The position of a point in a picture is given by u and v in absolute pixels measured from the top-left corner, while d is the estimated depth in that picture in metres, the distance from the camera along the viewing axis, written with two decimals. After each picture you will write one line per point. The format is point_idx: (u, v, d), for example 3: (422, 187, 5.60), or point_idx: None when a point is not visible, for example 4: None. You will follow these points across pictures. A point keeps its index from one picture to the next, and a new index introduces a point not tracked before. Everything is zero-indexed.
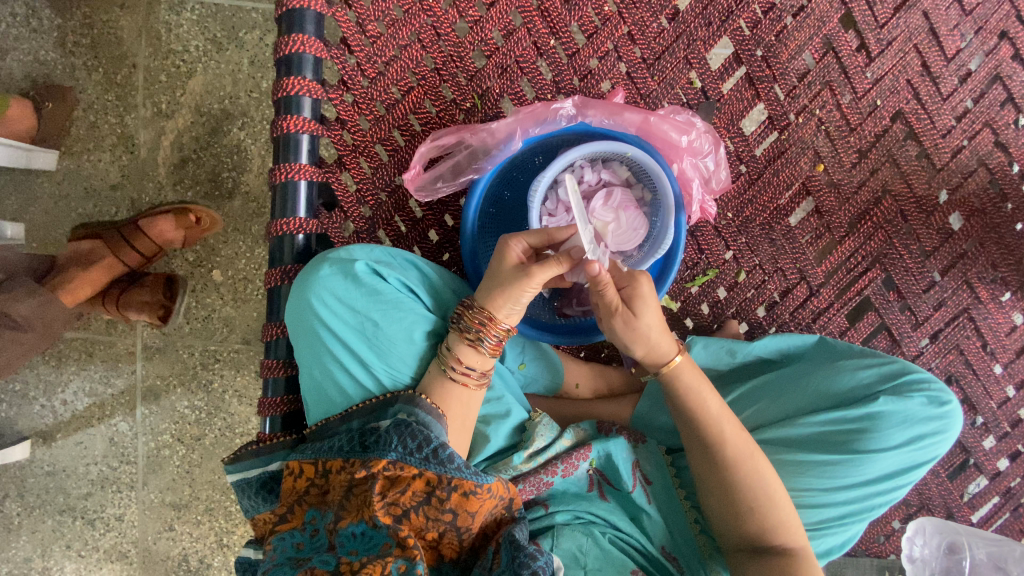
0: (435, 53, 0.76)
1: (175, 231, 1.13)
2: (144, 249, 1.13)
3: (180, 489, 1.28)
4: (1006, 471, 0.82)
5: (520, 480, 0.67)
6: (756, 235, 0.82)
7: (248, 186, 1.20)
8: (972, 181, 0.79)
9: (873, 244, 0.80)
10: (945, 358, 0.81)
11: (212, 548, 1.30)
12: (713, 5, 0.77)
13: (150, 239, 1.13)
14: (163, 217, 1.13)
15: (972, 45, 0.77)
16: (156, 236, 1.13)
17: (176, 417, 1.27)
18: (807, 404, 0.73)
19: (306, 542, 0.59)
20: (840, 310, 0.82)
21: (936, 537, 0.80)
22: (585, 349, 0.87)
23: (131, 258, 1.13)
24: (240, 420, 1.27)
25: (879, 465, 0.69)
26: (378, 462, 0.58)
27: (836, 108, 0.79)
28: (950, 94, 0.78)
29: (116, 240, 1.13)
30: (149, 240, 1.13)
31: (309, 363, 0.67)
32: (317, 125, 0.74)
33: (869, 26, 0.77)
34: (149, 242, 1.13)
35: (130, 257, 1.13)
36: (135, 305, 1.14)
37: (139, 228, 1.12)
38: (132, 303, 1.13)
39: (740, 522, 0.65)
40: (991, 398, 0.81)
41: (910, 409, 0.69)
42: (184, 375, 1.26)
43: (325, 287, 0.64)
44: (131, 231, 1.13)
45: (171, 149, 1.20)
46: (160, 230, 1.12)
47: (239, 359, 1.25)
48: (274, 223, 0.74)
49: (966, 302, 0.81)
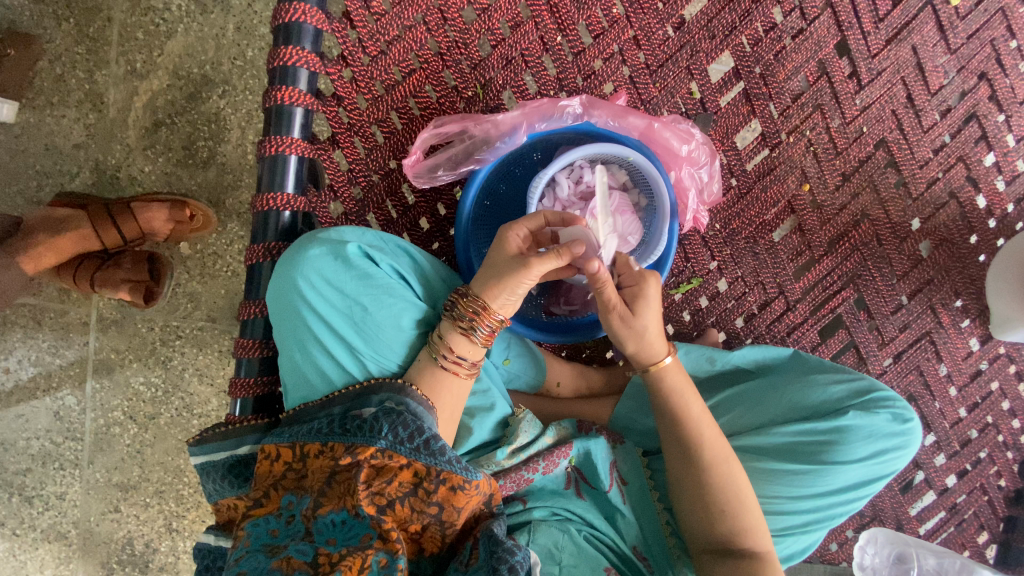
0: (440, 38, 0.75)
1: (165, 221, 1.06)
2: (126, 231, 1.05)
3: (129, 469, 1.22)
4: (954, 488, 0.87)
5: (502, 475, 0.67)
6: (740, 248, 0.84)
7: (225, 157, 1.14)
8: (943, 212, 0.83)
9: (848, 265, 0.84)
10: (905, 377, 0.86)
11: (159, 533, 1.24)
12: (718, 19, 0.78)
13: (136, 223, 1.05)
14: (156, 205, 1.06)
15: (954, 82, 0.81)
16: (142, 222, 1.05)
17: (130, 394, 1.20)
18: (780, 414, 0.75)
19: (281, 529, 0.57)
20: (813, 326, 0.85)
21: (886, 547, 0.85)
22: (566, 348, 0.87)
23: (110, 237, 1.05)
24: (199, 401, 1.21)
25: (843, 477, 0.72)
26: (366, 449, 0.56)
27: (825, 131, 0.82)
28: (930, 127, 0.81)
29: (98, 212, 1.04)
30: (134, 224, 1.05)
31: (290, 344, 0.65)
32: (313, 99, 0.72)
33: (861, 54, 0.80)
34: (134, 226, 1.05)
35: (108, 235, 1.05)
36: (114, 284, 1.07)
37: (129, 209, 1.05)
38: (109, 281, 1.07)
39: (711, 523, 0.66)
40: (945, 418, 0.86)
41: (876, 424, 0.72)
42: (142, 350, 1.19)
43: (312, 267, 0.62)
44: (118, 209, 1.05)
45: (144, 111, 1.13)
46: (149, 217, 1.05)
47: (203, 337, 1.20)
48: (260, 197, 0.71)
49: (929, 326, 0.85)
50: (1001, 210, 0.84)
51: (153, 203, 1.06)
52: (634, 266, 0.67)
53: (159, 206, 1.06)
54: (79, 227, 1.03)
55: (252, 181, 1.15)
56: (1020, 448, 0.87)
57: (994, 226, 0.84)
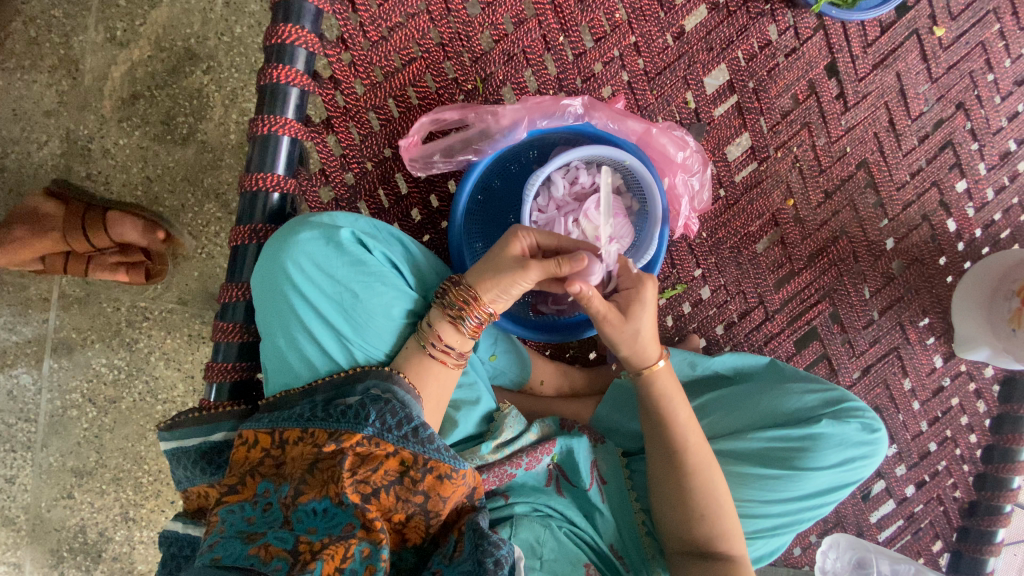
0: (443, 28, 0.74)
1: (138, 239, 1.04)
2: (98, 242, 1.03)
3: (85, 454, 1.16)
4: (912, 497, 0.91)
5: (486, 470, 0.66)
6: (724, 257, 0.86)
7: (205, 135, 1.10)
8: (915, 233, 0.87)
9: (826, 279, 0.87)
10: (872, 390, 0.89)
11: (114, 521, 1.19)
12: (716, 32, 0.80)
13: (108, 237, 1.03)
14: (130, 220, 1.03)
15: (933, 110, 0.84)
16: (115, 237, 1.03)
17: (90, 375, 1.15)
18: (757, 420, 0.77)
19: (257, 516, 0.56)
20: (789, 336, 0.88)
21: (848, 552, 0.88)
22: (550, 347, 0.88)
23: (81, 245, 1.03)
24: (164, 385, 1.17)
25: (813, 482, 0.74)
26: (351, 436, 0.55)
27: (811, 148, 0.84)
28: (909, 151, 0.85)
29: (71, 218, 1.02)
30: (107, 237, 1.03)
31: (275, 329, 0.63)
32: (309, 80, 0.70)
33: (849, 77, 0.83)
34: (107, 239, 1.03)
35: (80, 244, 1.02)
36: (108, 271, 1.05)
37: (101, 220, 1.02)
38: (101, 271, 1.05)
39: (690, 526, 0.67)
40: (907, 430, 0.90)
41: (847, 433, 0.74)
42: (106, 330, 1.15)
43: (303, 251, 0.60)
44: (92, 219, 1.02)
45: (122, 82, 1.08)
46: (121, 233, 1.03)
47: (172, 320, 1.15)
48: (249, 177, 0.69)
49: (897, 341, 0.88)
50: (970, 235, 0.87)
51: (127, 218, 1.03)
52: (633, 268, 0.68)
53: (133, 223, 1.04)
54: (51, 231, 1.01)
55: (234, 162, 1.11)
56: (976, 461, 0.91)
57: (963, 249, 0.88)
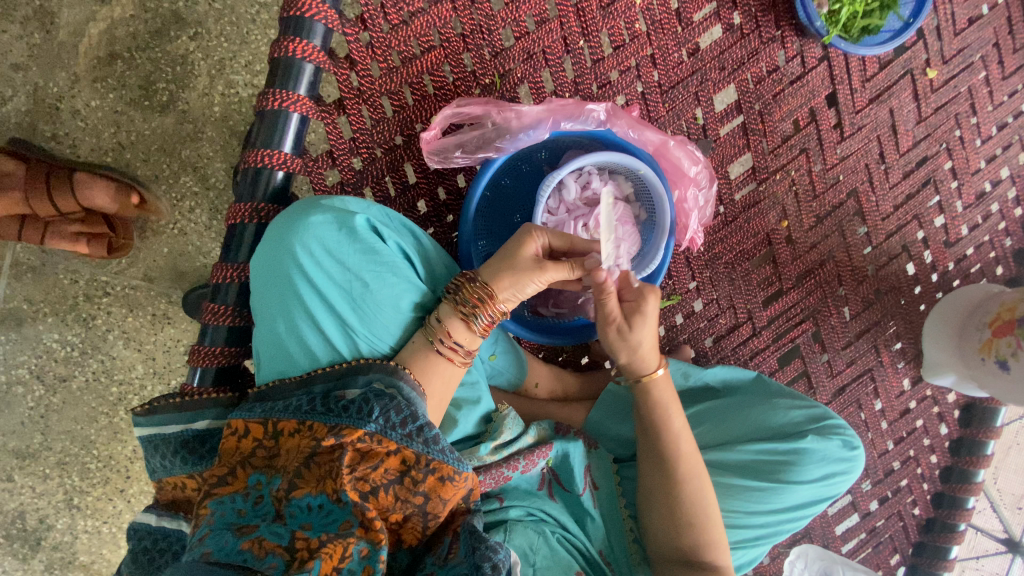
0: (465, 19, 0.73)
1: (108, 202, 0.96)
2: (63, 205, 0.95)
3: (29, 435, 1.08)
4: (874, 512, 0.96)
5: (482, 471, 0.65)
6: (719, 271, 0.88)
7: (187, 105, 1.03)
8: (894, 263, 0.91)
9: (811, 299, 0.90)
10: (845, 409, 0.93)
11: (57, 509, 1.11)
12: (729, 52, 0.82)
13: (75, 200, 0.95)
14: (101, 183, 0.96)
15: (920, 147, 0.89)
16: (82, 200, 0.95)
17: (40, 351, 1.07)
18: (744, 433, 0.80)
19: (248, 509, 0.53)
20: (773, 352, 0.91)
21: (815, 562, 0.90)
22: (544, 350, 0.88)
23: (42, 208, 0.94)
24: (121, 366, 1.09)
25: (795, 495, 0.77)
26: (353, 431, 0.53)
27: (807, 173, 0.87)
28: (895, 184, 0.90)
29: (32, 180, 0.93)
30: (74, 201, 0.95)
31: (274, 314, 0.60)
32: (325, 57, 0.67)
33: (847, 108, 0.86)
34: (73, 202, 0.95)
35: (42, 206, 0.94)
36: (67, 237, 0.98)
37: (68, 180, 0.94)
38: (60, 236, 0.98)
39: (678, 535, 0.69)
40: (874, 448, 0.94)
41: (829, 449, 0.77)
42: (61, 304, 1.06)
43: (314, 234, 0.58)
44: (57, 178, 0.94)
45: (100, 40, 1.00)
46: (90, 197, 0.95)
47: (135, 298, 1.08)
48: (252, 152, 0.66)
49: (871, 363, 0.93)
50: (943, 267, 0.93)
51: (98, 180, 0.95)
52: (635, 282, 0.68)
53: (103, 185, 0.96)
54: (11, 192, 0.93)
55: (217, 135, 1.05)
56: (934, 480, 0.97)
57: (936, 280, 0.93)
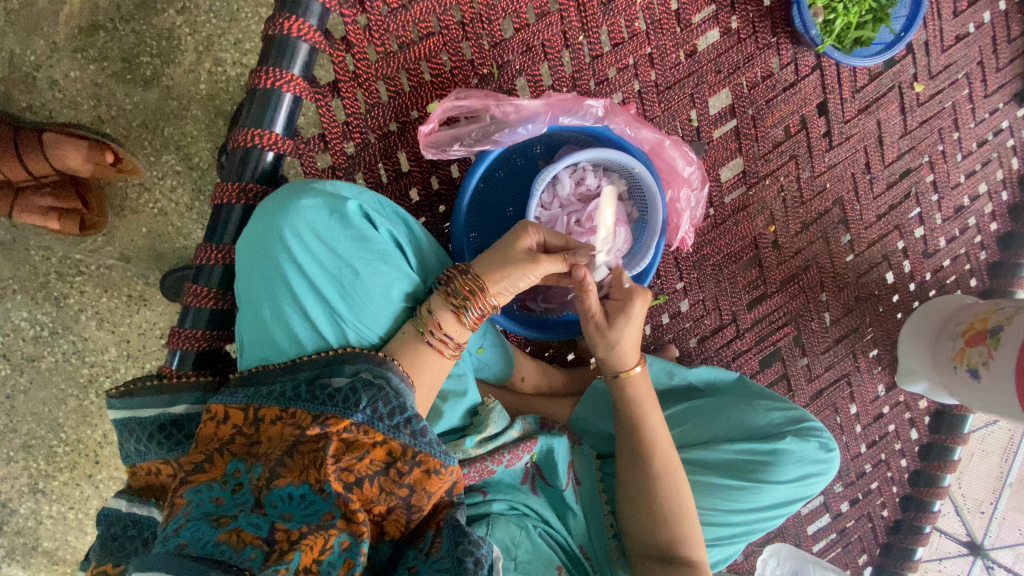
0: (465, 7, 0.72)
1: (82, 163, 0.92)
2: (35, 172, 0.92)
3: None
4: (845, 513, 0.98)
5: (467, 464, 0.65)
6: (706, 273, 0.89)
7: (172, 80, 1.00)
8: (874, 271, 0.94)
9: (794, 304, 0.92)
10: (822, 412, 0.95)
11: (20, 493, 1.07)
12: (725, 56, 0.83)
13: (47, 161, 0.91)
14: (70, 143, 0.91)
15: (905, 158, 0.91)
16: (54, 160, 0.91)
17: (7, 329, 1.03)
18: (725, 433, 0.81)
19: (226, 497, 0.51)
20: (755, 355, 0.92)
21: (787, 560, 0.92)
22: (531, 345, 0.88)
23: (14, 173, 0.92)
24: (93, 347, 1.05)
25: (772, 494, 0.78)
26: (339, 421, 0.52)
27: (796, 180, 0.89)
28: (879, 194, 0.91)
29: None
30: (46, 165, 0.92)
31: (260, 298, 0.59)
32: (321, 37, 0.65)
33: (837, 117, 0.88)
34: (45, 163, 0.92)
35: (13, 169, 0.92)
36: (37, 210, 0.95)
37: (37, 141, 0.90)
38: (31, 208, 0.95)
39: (654, 530, 0.69)
40: (847, 451, 0.97)
41: (806, 450, 0.79)
42: (31, 281, 1.02)
43: (303, 219, 0.57)
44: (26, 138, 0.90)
45: (80, 8, 0.96)
46: (60, 162, 0.91)
47: (110, 278, 1.04)
48: (243, 132, 0.64)
49: (848, 368, 0.95)
50: (920, 277, 0.95)
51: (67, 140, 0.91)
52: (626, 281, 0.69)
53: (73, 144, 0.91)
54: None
55: (202, 114, 1.02)
56: (903, 483, 1.00)
57: (913, 290, 0.95)
